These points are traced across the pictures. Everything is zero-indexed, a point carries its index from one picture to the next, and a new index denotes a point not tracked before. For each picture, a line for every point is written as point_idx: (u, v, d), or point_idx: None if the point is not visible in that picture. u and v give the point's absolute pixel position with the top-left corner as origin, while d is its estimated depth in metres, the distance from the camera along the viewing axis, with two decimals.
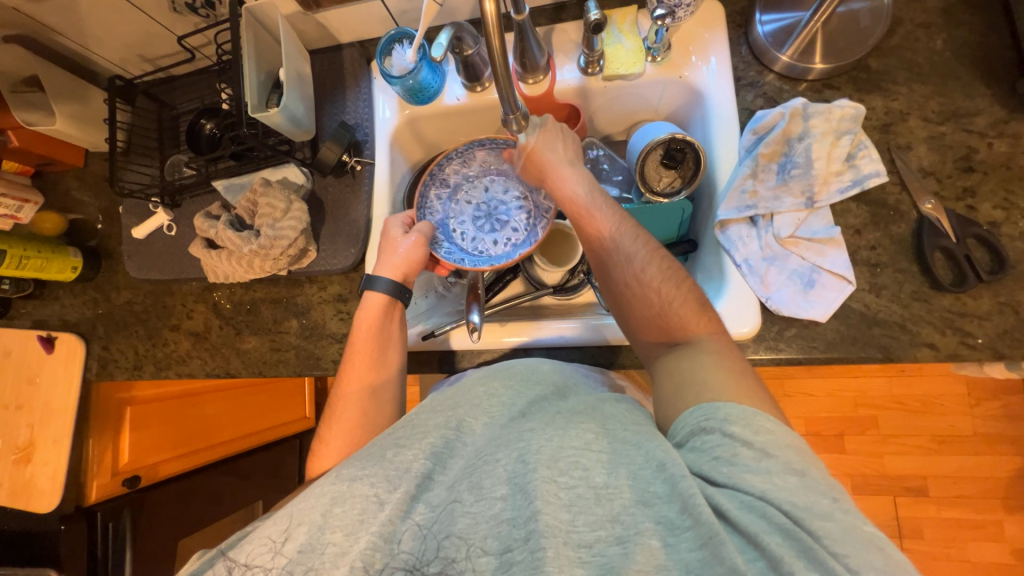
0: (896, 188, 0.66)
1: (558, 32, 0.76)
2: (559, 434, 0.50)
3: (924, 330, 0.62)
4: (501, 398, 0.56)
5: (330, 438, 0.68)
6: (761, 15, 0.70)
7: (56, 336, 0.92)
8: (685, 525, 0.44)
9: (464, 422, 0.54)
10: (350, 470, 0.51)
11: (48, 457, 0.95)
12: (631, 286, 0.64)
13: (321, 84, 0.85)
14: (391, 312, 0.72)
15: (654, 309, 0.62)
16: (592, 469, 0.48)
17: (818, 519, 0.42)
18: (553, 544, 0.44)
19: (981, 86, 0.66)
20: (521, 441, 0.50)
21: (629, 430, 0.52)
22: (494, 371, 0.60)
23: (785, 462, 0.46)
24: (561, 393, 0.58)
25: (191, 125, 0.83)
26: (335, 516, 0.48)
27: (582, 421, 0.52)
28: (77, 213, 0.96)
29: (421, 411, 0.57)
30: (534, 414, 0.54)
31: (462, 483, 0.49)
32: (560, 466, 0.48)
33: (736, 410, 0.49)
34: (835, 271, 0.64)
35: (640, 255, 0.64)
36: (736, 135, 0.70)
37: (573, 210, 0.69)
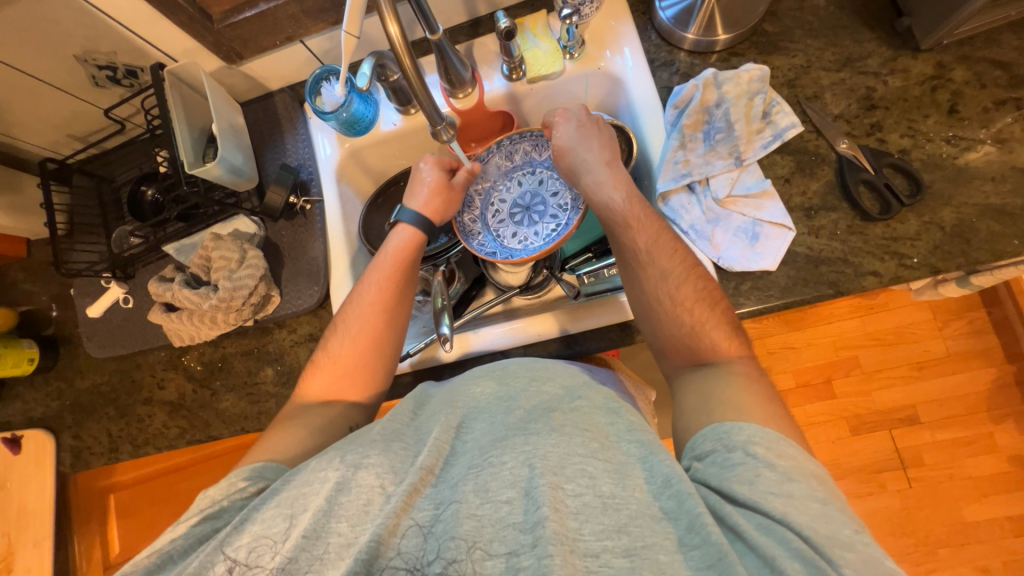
0: (813, 135, 0.71)
1: (478, 46, 0.80)
2: (565, 439, 0.51)
3: (865, 260, 0.66)
4: (502, 399, 0.57)
5: (333, 353, 0.67)
6: (660, 2, 0.75)
7: (22, 435, 0.88)
8: (693, 543, 0.45)
9: (467, 420, 0.56)
10: (353, 456, 0.52)
11: (30, 564, 0.91)
12: (663, 301, 0.63)
13: (258, 133, 0.86)
14: (413, 248, 0.73)
15: (685, 328, 0.61)
16: (600, 478, 0.49)
17: (840, 549, 0.43)
18: (560, 552, 0.44)
19: (866, 31, 0.72)
20: (526, 444, 0.50)
21: (635, 437, 0.54)
22: (492, 370, 0.61)
23: (810, 489, 0.46)
24: (563, 391, 0.57)
25: (132, 194, 0.82)
26: (342, 505, 0.48)
27: (593, 427, 0.53)
28: (27, 304, 0.93)
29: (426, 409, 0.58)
30: (543, 414, 0.54)
31: (468, 483, 0.49)
32: (566, 473, 0.48)
33: (758, 432, 0.50)
34: (774, 220, 0.68)
35: (675, 271, 0.63)
36: (660, 112, 0.74)
37: (608, 218, 0.68)
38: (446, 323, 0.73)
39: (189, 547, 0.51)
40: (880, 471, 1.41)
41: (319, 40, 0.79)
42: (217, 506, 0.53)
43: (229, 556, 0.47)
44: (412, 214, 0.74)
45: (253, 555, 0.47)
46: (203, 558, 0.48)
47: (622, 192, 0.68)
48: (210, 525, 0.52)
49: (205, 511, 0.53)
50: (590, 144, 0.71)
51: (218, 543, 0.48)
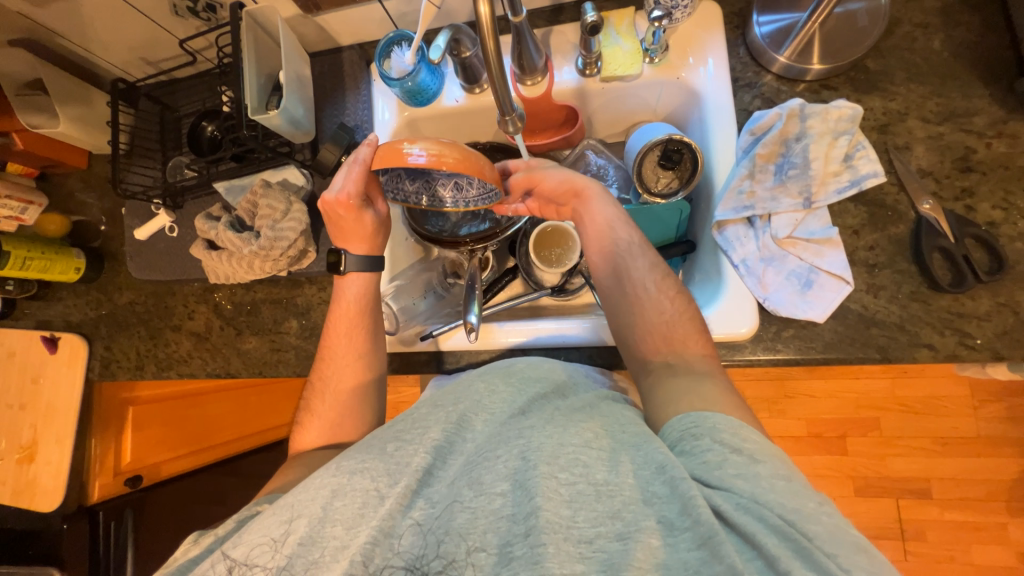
0: (895, 187, 0.66)
1: (556, 34, 0.77)
2: (558, 432, 0.51)
3: (922, 330, 0.62)
4: (502, 395, 0.56)
5: (318, 410, 0.70)
6: (759, 16, 0.70)
7: (60, 336, 0.93)
8: (684, 526, 0.43)
9: (465, 417, 0.55)
10: (349, 463, 0.52)
11: (51, 457, 0.96)
12: (642, 296, 0.64)
13: (321, 86, 0.85)
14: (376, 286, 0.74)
15: (659, 321, 0.62)
16: (593, 466, 0.48)
17: (807, 521, 0.42)
18: (554, 540, 0.44)
19: (979, 86, 0.66)
20: (521, 437, 0.50)
21: (629, 432, 0.52)
22: (491, 370, 0.60)
23: (774, 468, 0.46)
24: (562, 391, 0.57)
25: (192, 127, 0.84)
26: (335, 510, 0.48)
27: (586, 420, 0.53)
28: (81, 215, 0.97)
29: (422, 406, 0.58)
30: (539, 411, 0.54)
31: (462, 479, 0.49)
32: (561, 461, 0.48)
33: (723, 420, 0.50)
34: (833, 271, 0.64)
35: (650, 267, 0.65)
36: (733, 136, 0.70)
37: (592, 224, 0.68)
38: (474, 311, 0.72)
39: (192, 564, 0.51)
40: (876, 537, 1.37)
41: (398, 2, 0.77)
42: (219, 529, 0.53)
43: (230, 558, 0.48)
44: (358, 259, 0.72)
45: (251, 556, 0.47)
46: (204, 568, 0.48)
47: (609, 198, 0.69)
48: (208, 544, 0.52)
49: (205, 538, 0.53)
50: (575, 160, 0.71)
51: (219, 551, 0.49)
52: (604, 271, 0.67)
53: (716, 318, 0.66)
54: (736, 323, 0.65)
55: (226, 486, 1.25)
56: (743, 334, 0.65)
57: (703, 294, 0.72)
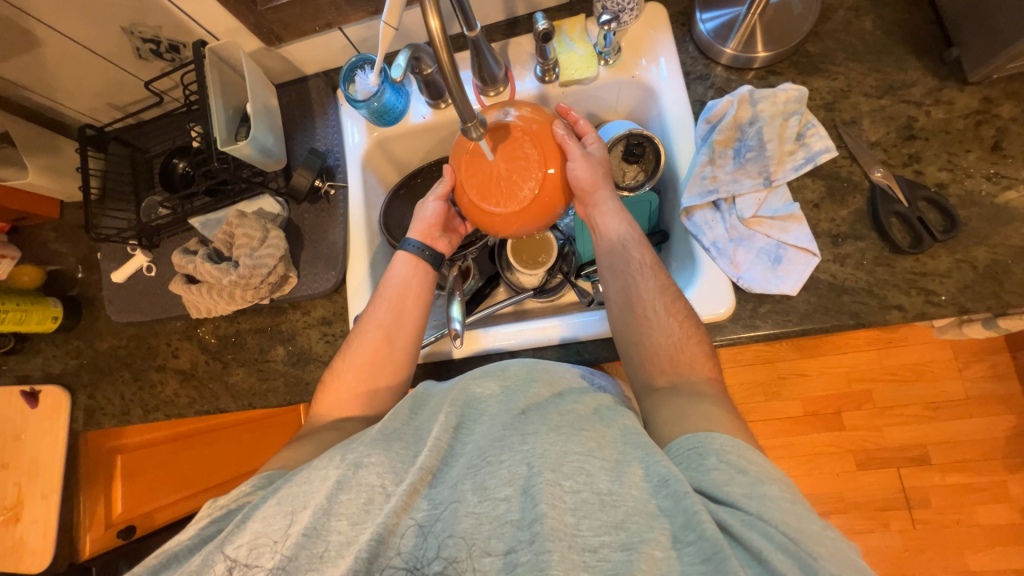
0: (847, 160, 0.69)
1: (513, 46, 0.80)
2: (562, 439, 0.51)
3: (890, 293, 0.65)
4: (501, 403, 0.56)
5: (343, 372, 0.69)
6: (702, 14, 0.74)
7: (40, 390, 0.91)
8: (688, 539, 0.44)
9: (465, 422, 0.56)
10: (355, 454, 0.52)
11: (37, 514, 0.92)
12: (650, 317, 0.65)
13: (290, 115, 0.87)
14: (418, 273, 0.74)
15: (669, 342, 0.63)
16: (597, 475, 0.48)
17: (811, 542, 0.43)
18: (558, 548, 0.43)
19: (912, 59, 0.70)
20: (524, 444, 0.50)
21: (638, 436, 0.53)
22: (488, 372, 0.61)
23: (778, 488, 0.47)
24: (559, 393, 0.58)
25: (163, 165, 0.84)
26: (341, 503, 0.48)
27: (587, 428, 0.53)
28: (56, 264, 0.96)
29: (427, 412, 0.59)
30: (539, 414, 0.54)
31: (465, 483, 0.49)
32: (564, 470, 0.48)
33: (729, 441, 0.51)
34: (800, 245, 0.66)
35: (660, 285, 0.66)
36: (691, 126, 0.73)
37: (606, 243, 0.71)
38: (457, 317, 0.73)
39: (199, 540, 0.51)
40: (882, 509, 1.38)
41: (358, 29, 0.80)
42: (226, 501, 0.53)
43: (229, 555, 0.47)
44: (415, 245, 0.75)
45: (252, 552, 0.46)
46: (204, 558, 0.47)
47: (620, 221, 0.70)
48: (217, 518, 0.52)
49: (215, 508, 0.53)
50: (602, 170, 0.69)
51: (219, 543, 0.48)
52: (614, 289, 0.69)
53: (693, 301, 0.68)
54: (714, 304, 0.67)
55: None
56: (721, 314, 0.67)
57: (680, 280, 0.74)
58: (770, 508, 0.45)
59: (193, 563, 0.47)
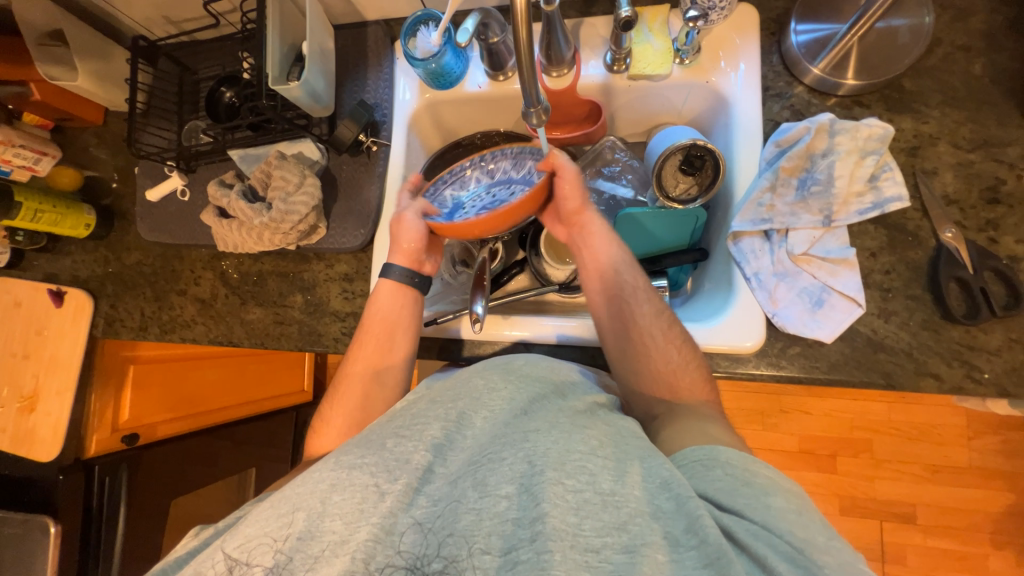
0: (917, 213, 0.65)
1: (586, 26, 0.75)
2: (564, 436, 0.50)
3: (930, 360, 0.62)
4: (502, 393, 0.56)
5: (329, 419, 0.70)
6: (796, 25, 0.68)
7: (66, 291, 0.94)
8: (691, 544, 0.44)
9: (466, 414, 0.55)
10: (348, 458, 0.51)
11: (51, 408, 0.96)
12: (649, 340, 0.64)
13: (343, 62, 0.84)
14: (402, 298, 0.74)
15: (668, 366, 0.62)
16: (599, 475, 0.48)
17: (819, 551, 0.43)
18: (560, 548, 0.44)
19: (1016, 116, 0.64)
20: (526, 441, 0.50)
21: (634, 442, 0.52)
22: (492, 365, 0.60)
23: (788, 500, 0.46)
24: (561, 390, 0.57)
25: (210, 92, 0.82)
26: (333, 504, 0.48)
27: (590, 426, 0.52)
28: (94, 171, 0.97)
29: (423, 399, 0.58)
30: (540, 411, 0.54)
31: (466, 479, 0.49)
32: (567, 468, 0.48)
33: (735, 454, 0.50)
34: (846, 292, 0.63)
35: (659, 311, 0.66)
36: (758, 146, 0.69)
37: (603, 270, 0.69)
38: (481, 301, 0.72)
39: (188, 556, 0.52)
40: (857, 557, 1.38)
41: None
42: (216, 524, 0.54)
43: (228, 555, 0.47)
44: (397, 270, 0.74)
45: (248, 553, 0.47)
46: (204, 556, 0.48)
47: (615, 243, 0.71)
48: (206, 536, 0.53)
49: (201, 534, 0.54)
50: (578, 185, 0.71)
51: (218, 546, 0.48)
52: (611, 317, 0.67)
53: (722, 330, 0.65)
54: (742, 336, 0.65)
55: (220, 450, 1.27)
56: (747, 347, 0.64)
57: (713, 303, 0.71)
58: (777, 519, 0.44)
59: (192, 564, 0.48)
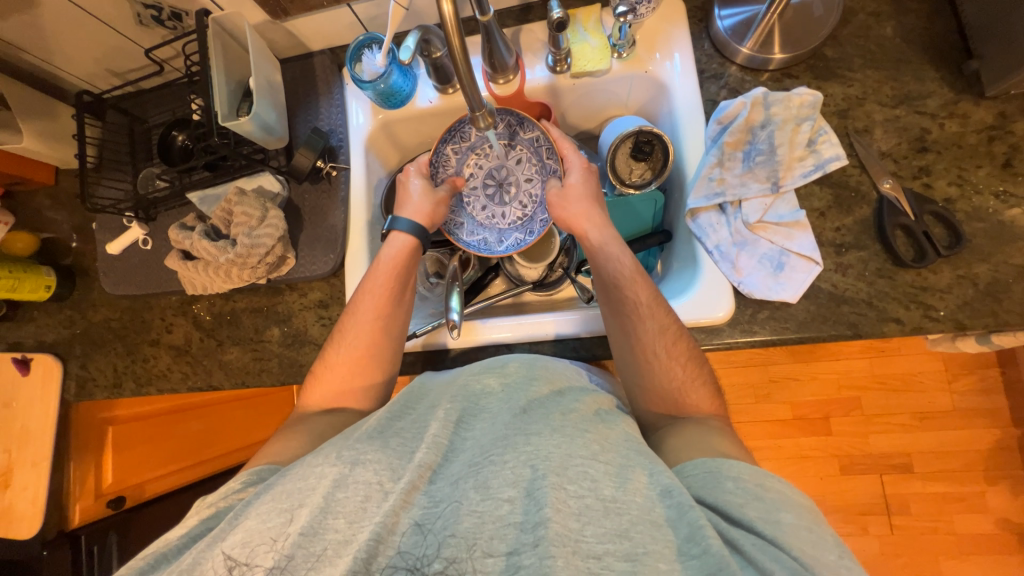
0: (857, 170, 0.68)
1: (525, 32, 0.78)
2: (566, 440, 0.51)
3: (889, 305, 0.65)
4: (502, 399, 0.58)
5: (331, 362, 0.69)
6: (720, 10, 0.72)
7: (32, 358, 0.91)
8: (692, 553, 0.44)
9: (465, 417, 0.57)
10: (351, 452, 0.52)
11: (27, 481, 0.91)
12: (654, 357, 0.63)
13: (293, 92, 0.85)
14: (407, 254, 0.72)
15: (673, 382, 0.62)
16: (601, 481, 0.49)
17: (825, 570, 0.44)
18: (563, 554, 0.44)
19: (930, 69, 0.69)
20: (528, 444, 0.51)
21: (641, 454, 0.52)
22: (488, 368, 0.62)
23: (796, 517, 0.47)
24: (559, 390, 0.58)
25: (162, 137, 0.82)
26: (337, 501, 0.48)
27: (592, 430, 0.53)
28: (49, 232, 0.95)
29: (423, 404, 0.60)
30: (541, 413, 0.54)
31: (467, 481, 0.49)
32: (569, 474, 0.48)
33: (746, 468, 0.51)
34: (803, 253, 0.66)
35: (667, 328, 0.64)
36: (702, 125, 0.72)
37: (607, 281, 0.67)
38: (455, 308, 0.74)
39: (190, 540, 0.51)
40: (863, 513, 1.40)
41: (366, 7, 0.78)
42: (213, 502, 0.53)
43: (228, 554, 0.46)
44: (408, 221, 0.73)
45: (250, 552, 0.46)
46: (205, 552, 0.47)
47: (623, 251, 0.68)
48: (207, 519, 0.52)
49: (204, 508, 0.53)
50: (587, 199, 0.71)
51: (216, 543, 0.48)
52: (617, 330, 0.66)
53: (693, 304, 0.68)
54: (712, 307, 0.67)
55: None
56: (717, 318, 0.67)
57: (680, 281, 0.74)
58: (784, 533, 0.45)
59: (193, 557, 0.47)
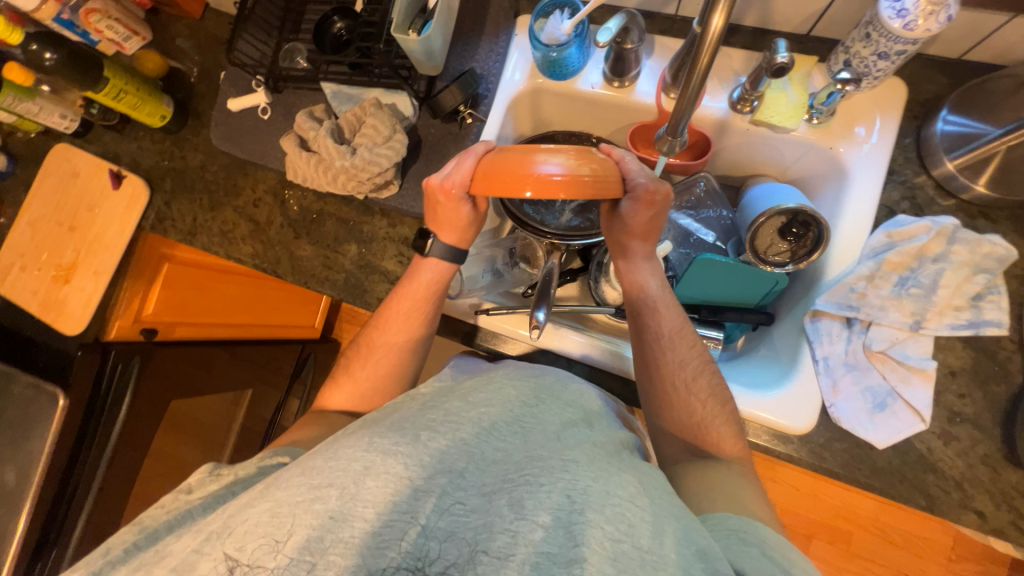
0: (1012, 344, 0.62)
1: (722, 56, 0.71)
2: (603, 476, 0.47)
3: (980, 496, 0.59)
4: (535, 416, 0.55)
5: (354, 374, 0.70)
6: (946, 114, 0.64)
7: (125, 176, 0.93)
8: None
9: (497, 424, 0.53)
10: (382, 440, 0.48)
11: (85, 285, 0.97)
12: (677, 390, 0.62)
13: (460, 22, 0.81)
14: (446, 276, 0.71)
15: (694, 417, 0.61)
16: (637, 527, 0.43)
17: None
18: None
19: None
20: (565, 471, 0.47)
21: (670, 498, 0.48)
22: (525, 381, 0.60)
23: None
24: (589, 422, 0.57)
25: (322, 18, 0.80)
26: (366, 489, 0.44)
27: (627, 471, 0.49)
28: (178, 63, 0.95)
29: (457, 398, 0.56)
30: (575, 443, 0.52)
31: (502, 497, 0.45)
32: (607, 513, 0.44)
33: (776, 537, 0.46)
34: (913, 404, 0.61)
35: (692, 363, 0.63)
36: (866, 231, 0.65)
37: (636, 303, 0.67)
38: (545, 309, 0.68)
39: (215, 501, 0.50)
40: None
41: None
42: (239, 473, 0.53)
43: (229, 556, 0.41)
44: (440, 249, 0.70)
45: (268, 537, 0.42)
46: (217, 526, 0.43)
47: (658, 280, 0.68)
48: (228, 486, 0.52)
49: (220, 477, 0.53)
50: (644, 229, 0.64)
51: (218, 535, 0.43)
52: (637, 359, 0.66)
53: (776, 405, 0.63)
54: (790, 416, 0.63)
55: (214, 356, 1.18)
56: (793, 429, 0.62)
57: (766, 374, 0.69)
58: None
59: (212, 524, 0.44)
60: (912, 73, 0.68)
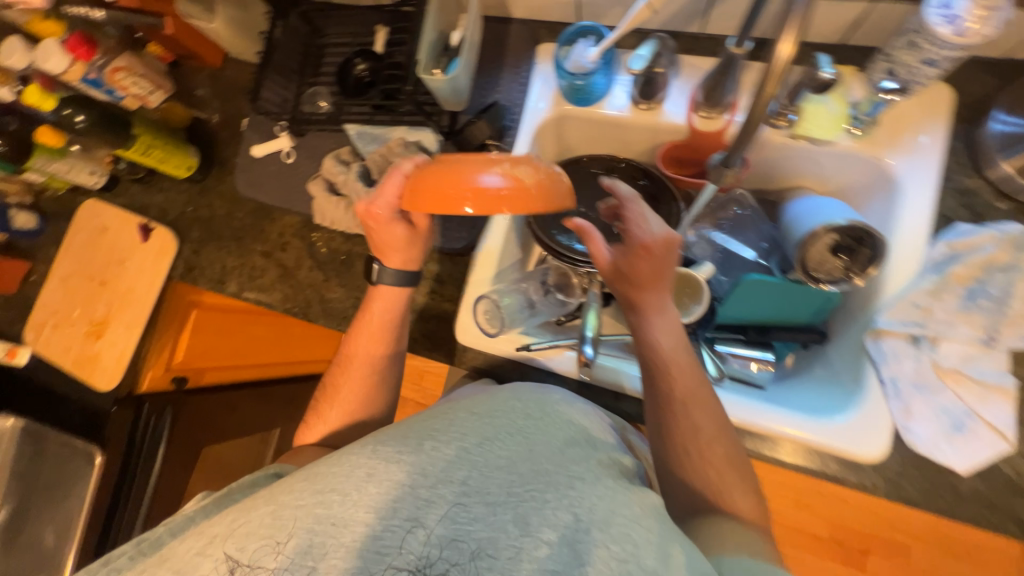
0: None
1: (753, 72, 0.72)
2: (610, 494, 0.44)
3: None
4: (542, 423, 0.51)
5: (326, 414, 0.67)
6: (1001, 114, 0.62)
7: (154, 228, 0.94)
8: None
9: (502, 433, 0.48)
10: (386, 449, 0.45)
11: (117, 339, 0.96)
12: (689, 455, 0.56)
13: (480, 55, 0.81)
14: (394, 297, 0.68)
15: (707, 484, 0.55)
16: (643, 548, 0.41)
17: None
18: None
19: None
20: (571, 489, 0.44)
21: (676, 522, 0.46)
22: (530, 392, 0.56)
23: None
24: (593, 440, 0.52)
25: (345, 61, 0.81)
26: (367, 496, 0.42)
27: (635, 489, 0.46)
28: (201, 112, 0.96)
29: (460, 407, 0.52)
30: (582, 456, 0.48)
31: (507, 510, 0.42)
32: (612, 533, 0.41)
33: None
34: (995, 424, 0.57)
35: (707, 428, 0.56)
36: (925, 241, 0.62)
37: (646, 359, 0.60)
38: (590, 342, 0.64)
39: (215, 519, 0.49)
40: None
41: None
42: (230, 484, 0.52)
43: (228, 555, 0.41)
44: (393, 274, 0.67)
45: (255, 553, 0.40)
46: (222, 530, 0.42)
47: (671, 337, 0.58)
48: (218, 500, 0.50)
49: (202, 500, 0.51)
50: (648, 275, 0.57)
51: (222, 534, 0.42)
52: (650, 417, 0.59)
53: (847, 434, 0.59)
54: (863, 445, 0.59)
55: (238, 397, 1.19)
56: (867, 456, 0.58)
57: (828, 398, 0.65)
58: None
59: (215, 526, 0.43)
60: (958, 76, 0.66)
